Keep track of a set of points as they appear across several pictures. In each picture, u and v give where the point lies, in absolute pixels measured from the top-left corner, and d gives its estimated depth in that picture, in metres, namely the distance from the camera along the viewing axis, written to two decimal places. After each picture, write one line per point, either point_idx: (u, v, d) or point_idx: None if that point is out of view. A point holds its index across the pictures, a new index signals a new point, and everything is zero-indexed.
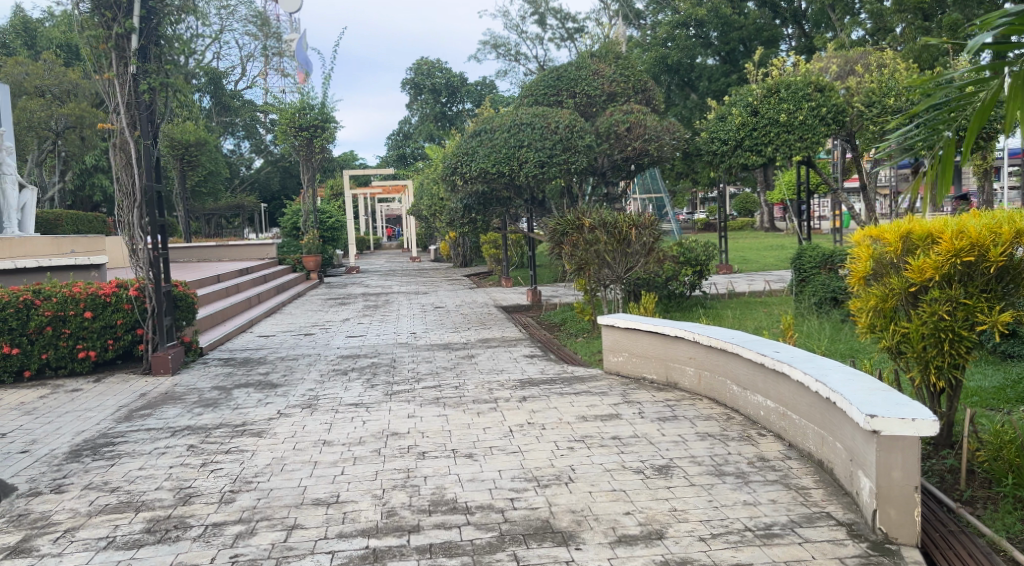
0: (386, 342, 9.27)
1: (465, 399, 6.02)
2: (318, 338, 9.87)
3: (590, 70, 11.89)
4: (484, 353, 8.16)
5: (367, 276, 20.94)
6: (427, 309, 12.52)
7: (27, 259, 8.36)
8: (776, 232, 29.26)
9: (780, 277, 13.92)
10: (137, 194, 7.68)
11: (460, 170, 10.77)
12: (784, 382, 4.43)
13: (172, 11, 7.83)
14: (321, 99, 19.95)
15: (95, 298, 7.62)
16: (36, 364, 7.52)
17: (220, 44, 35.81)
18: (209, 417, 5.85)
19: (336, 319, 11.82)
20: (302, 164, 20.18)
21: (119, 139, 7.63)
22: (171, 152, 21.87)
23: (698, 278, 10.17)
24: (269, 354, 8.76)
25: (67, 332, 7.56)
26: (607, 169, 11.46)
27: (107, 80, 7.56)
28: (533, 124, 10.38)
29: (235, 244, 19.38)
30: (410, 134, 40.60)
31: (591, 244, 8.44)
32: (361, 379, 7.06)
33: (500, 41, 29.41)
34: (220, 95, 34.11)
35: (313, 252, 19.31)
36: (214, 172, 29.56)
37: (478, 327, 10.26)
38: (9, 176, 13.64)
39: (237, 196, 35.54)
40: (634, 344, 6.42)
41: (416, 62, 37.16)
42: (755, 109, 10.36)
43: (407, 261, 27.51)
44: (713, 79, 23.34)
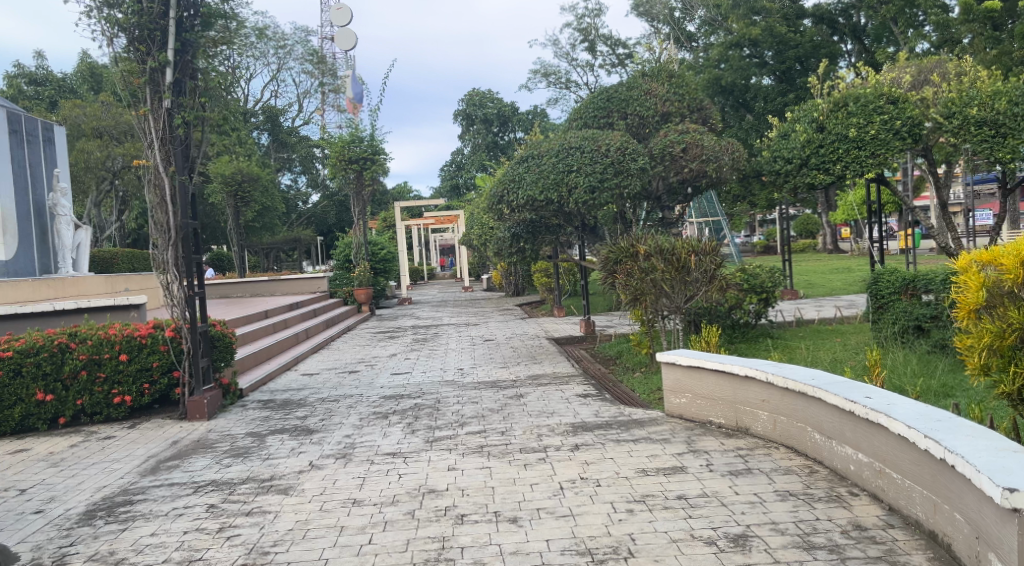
0: (431, 380, 8.79)
1: (512, 448, 5.47)
2: (362, 376, 9.46)
3: (642, 90, 11.38)
4: (534, 392, 7.61)
5: (419, 308, 20.66)
6: (477, 343, 12.05)
7: (65, 300, 8.16)
8: (843, 254, 28.06)
9: (852, 303, 13.05)
10: (172, 231, 7.39)
11: (507, 198, 10.36)
12: (880, 435, 3.84)
13: (208, 43, 7.57)
14: (370, 131, 19.87)
15: (131, 340, 7.35)
16: (71, 411, 7.25)
17: (277, 82, 36.54)
18: (237, 470, 5.44)
19: (383, 355, 11.43)
20: (352, 196, 20.06)
21: (153, 176, 7.35)
22: (225, 188, 22.06)
23: (764, 307, 9.48)
24: (310, 395, 8.37)
25: (102, 376, 7.28)
26: (662, 192, 10.95)
27: (141, 116, 7.30)
28: (583, 147, 9.91)
29: (288, 278, 19.37)
30: (463, 164, 40.57)
31: (647, 272, 7.86)
32: (401, 424, 6.58)
33: (550, 69, 29.14)
34: (277, 132, 34.65)
35: (364, 285, 19.11)
36: (270, 207, 29.88)
37: (529, 362, 9.74)
38: (64, 217, 13.66)
39: (294, 231, 35.89)
40: (699, 385, 5.81)
41: (468, 93, 37.26)
42: (821, 125, 9.74)
43: (460, 291, 27.19)
44: (769, 98, 22.45)
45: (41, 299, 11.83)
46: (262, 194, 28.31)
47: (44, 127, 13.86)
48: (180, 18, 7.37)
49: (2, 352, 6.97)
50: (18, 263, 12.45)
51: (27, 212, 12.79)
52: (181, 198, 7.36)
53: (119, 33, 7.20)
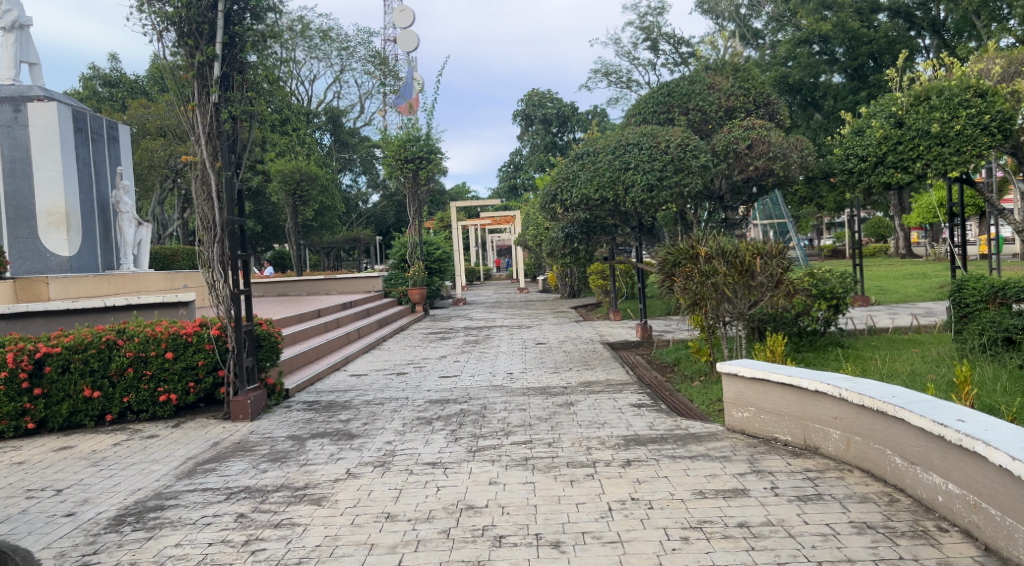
0: (480, 385, 8.50)
1: (559, 463, 5.14)
2: (410, 379, 9.23)
3: (705, 84, 10.92)
4: (586, 400, 7.26)
5: (473, 309, 20.44)
6: (528, 346, 11.73)
7: (115, 297, 8.12)
8: (917, 258, 26.81)
9: (928, 311, 12.28)
10: (218, 228, 7.26)
11: (561, 197, 10.04)
12: (975, 464, 3.56)
13: (257, 37, 7.39)
14: (426, 130, 19.73)
15: (177, 338, 7.23)
16: (118, 408, 7.16)
17: (340, 83, 36.88)
18: (272, 476, 5.20)
19: (433, 356, 11.21)
20: (408, 196, 19.98)
21: (200, 170, 7.23)
22: (284, 187, 22.24)
23: (834, 314, 8.93)
24: (357, 397, 8.20)
25: (148, 373, 7.16)
26: (725, 192, 10.46)
27: (189, 110, 7.17)
28: (641, 144, 9.51)
29: (344, 277, 19.39)
30: (521, 165, 40.31)
31: (708, 276, 7.41)
32: (445, 431, 6.29)
33: (611, 68, 28.63)
34: (339, 132, 34.94)
35: (419, 285, 18.97)
36: (329, 205, 30.11)
37: (581, 367, 9.38)
38: (127, 214, 13.75)
39: (353, 230, 36.10)
40: (763, 398, 5.38)
41: (528, 93, 36.95)
42: (900, 121, 9.22)
43: (515, 292, 26.92)
44: (840, 96, 21.51)
45: (101, 294, 11.94)
46: (321, 193, 28.54)
47: (109, 126, 13.80)
48: (228, 11, 7.22)
49: (50, 348, 6.91)
50: (82, 260, 12.57)
51: (91, 209, 12.90)
52: (227, 194, 7.24)
53: (168, 27, 7.06)
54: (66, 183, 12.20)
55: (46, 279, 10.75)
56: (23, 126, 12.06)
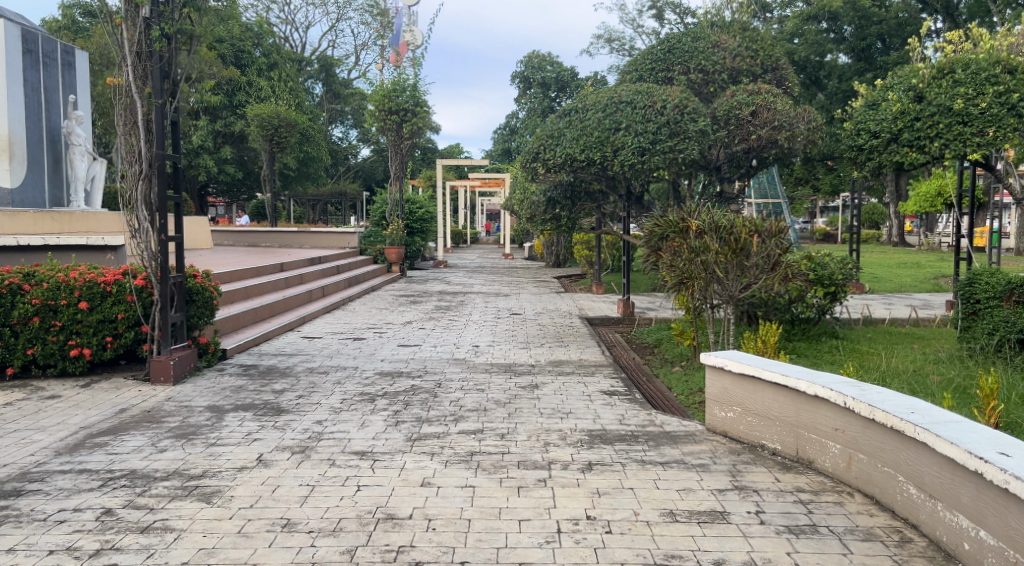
0: (439, 357, 7.70)
1: (508, 462, 4.35)
2: (366, 345, 8.41)
3: (709, 42, 10.02)
4: (552, 384, 6.48)
5: (453, 272, 19.59)
6: (502, 316, 10.92)
7: (31, 236, 7.38)
8: (910, 247, 26.12)
9: (926, 303, 11.54)
10: (143, 164, 6.45)
11: (544, 157, 9.22)
12: (1020, 512, 2.81)
13: None
14: (414, 81, 18.66)
15: (93, 286, 6.49)
16: (20, 361, 6.47)
17: (336, 32, 35.56)
18: (167, 458, 4.38)
19: (397, 321, 10.38)
20: (391, 150, 18.96)
21: (125, 95, 6.43)
22: (262, 133, 21.14)
23: (830, 302, 8.12)
24: (301, 363, 7.39)
25: (57, 324, 6.45)
26: (722, 163, 9.58)
27: (115, 25, 6.34)
28: (634, 102, 8.65)
29: (319, 231, 18.46)
30: (516, 128, 39.10)
31: (696, 254, 6.58)
32: (386, 412, 5.49)
33: (614, 35, 27.53)
34: (331, 82, 33.63)
35: (397, 244, 18.03)
36: (315, 156, 28.97)
37: (553, 344, 8.56)
38: (78, 147, 12.65)
39: (339, 183, 34.96)
40: (750, 397, 4.59)
41: (527, 54, 35.65)
42: (920, 94, 8.33)
43: (499, 257, 26.03)
44: (844, 77, 20.47)
45: (42, 232, 11.06)
46: (302, 143, 27.45)
47: (63, 50, 12.68)
48: None
49: None
50: (25, 194, 11.67)
51: (36, 139, 11.88)
52: (156, 125, 6.43)
53: None
54: (11, 111, 11.24)
55: None
56: None
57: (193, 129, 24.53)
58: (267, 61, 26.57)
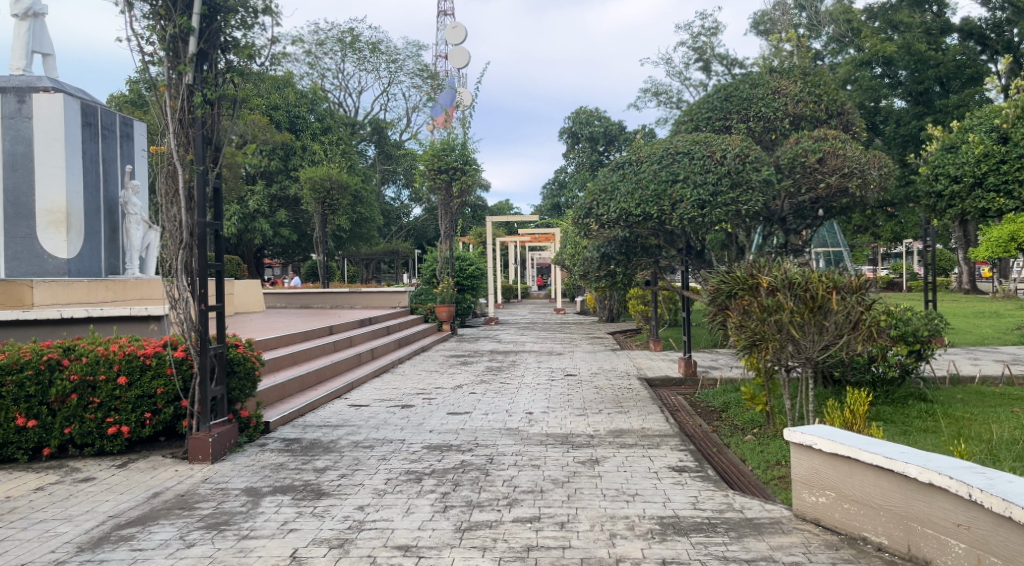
0: (491, 427, 7.19)
1: (570, 561, 3.84)
2: (415, 413, 7.97)
3: (768, 88, 9.58)
4: (616, 458, 5.94)
5: (505, 330, 19.15)
6: (557, 378, 10.40)
7: (75, 308, 7.25)
8: (982, 295, 24.85)
9: (1016, 358, 10.64)
10: (184, 232, 6.22)
11: (598, 212, 8.82)
12: None
13: (241, 10, 6.38)
14: (463, 140, 18.57)
15: (132, 360, 6.29)
16: (57, 441, 6.24)
17: (388, 96, 36.19)
18: (193, 556, 4.01)
19: (447, 386, 9.93)
20: (441, 208, 18.82)
21: (167, 164, 6.24)
22: (313, 195, 21.26)
23: (915, 360, 7.44)
24: (346, 435, 6.99)
25: (96, 401, 6.24)
26: (787, 213, 9.04)
27: (159, 93, 6.21)
28: (692, 153, 8.25)
29: (369, 291, 18.28)
30: (565, 183, 38.97)
31: (768, 313, 6.01)
32: (434, 494, 5.02)
33: (661, 88, 27.33)
34: (383, 144, 34.09)
35: (447, 302, 17.72)
36: (367, 217, 29.15)
37: (612, 410, 7.99)
38: (135, 216, 12.71)
39: (392, 242, 35.12)
40: (848, 480, 4.00)
41: (575, 110, 35.68)
42: (1005, 136, 8.01)
43: (551, 313, 25.56)
44: (902, 121, 19.52)
45: (96, 301, 11.06)
46: (353, 204, 27.67)
47: (122, 122, 12.86)
48: None
49: None
50: (82, 264, 11.61)
51: (94, 210, 11.94)
52: (197, 193, 6.22)
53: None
54: (68, 180, 11.29)
55: (31, 283, 10.01)
56: (26, 118, 11.17)
57: (248, 193, 24.85)
58: (321, 125, 27.04)
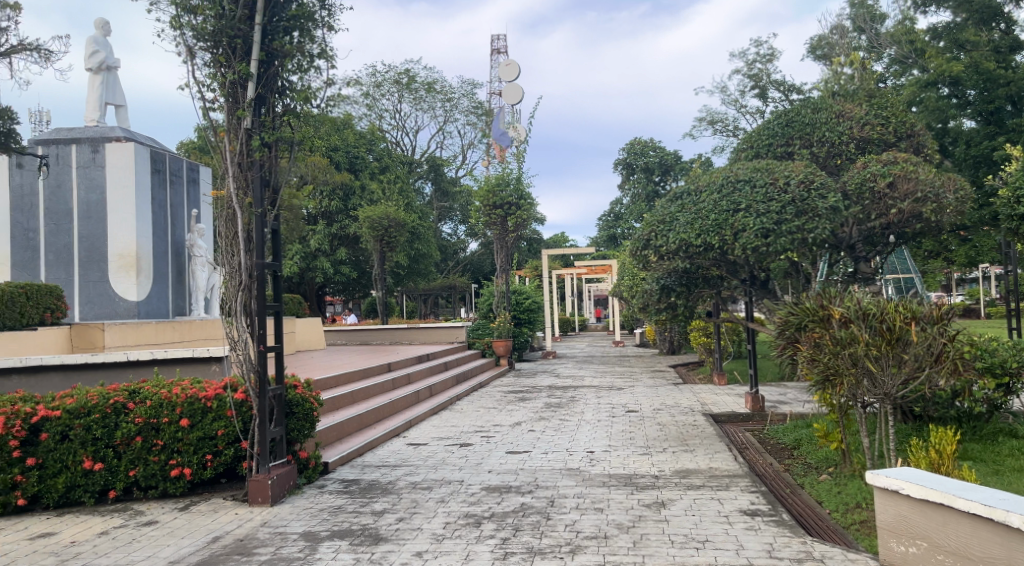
0: (551, 467, 6.99)
1: None
2: (474, 452, 7.83)
3: (833, 110, 9.40)
4: (683, 500, 5.69)
5: (564, 365, 18.90)
6: (618, 414, 10.13)
7: (140, 350, 7.34)
8: None
9: None
10: (243, 273, 6.26)
11: (657, 244, 8.62)
12: None
13: (298, 55, 6.49)
14: (518, 174, 18.56)
15: (194, 402, 6.32)
16: (123, 484, 6.29)
17: (443, 134, 36.66)
18: None
19: (506, 423, 9.77)
20: (497, 243, 18.81)
21: (226, 207, 6.31)
22: (372, 234, 21.52)
23: (1004, 394, 6.98)
24: (405, 476, 6.88)
25: (159, 444, 6.28)
26: (856, 241, 8.71)
27: (218, 138, 6.30)
28: (753, 181, 8.06)
29: (427, 326, 18.28)
30: (622, 215, 38.72)
31: (841, 347, 5.72)
32: (494, 540, 4.86)
33: (717, 116, 27.00)
34: (440, 181, 34.45)
35: (504, 337, 17.60)
36: (425, 253, 29.37)
37: (678, 448, 7.70)
38: (201, 258, 13.01)
39: (449, 277, 35.31)
40: (940, 529, 3.71)
41: (629, 141, 35.55)
42: None
43: (610, 346, 25.20)
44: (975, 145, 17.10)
45: (164, 342, 11.27)
46: (410, 241, 27.93)
47: (189, 167, 13.24)
48: (266, 23, 6.38)
49: (51, 411, 6.16)
50: (151, 305, 11.85)
51: (163, 253, 12.25)
52: (256, 234, 6.26)
53: (202, 47, 6.25)
54: (139, 225, 11.61)
55: (102, 326, 10.30)
56: (100, 166, 11.59)
57: (310, 232, 25.34)
58: (379, 165, 27.51)
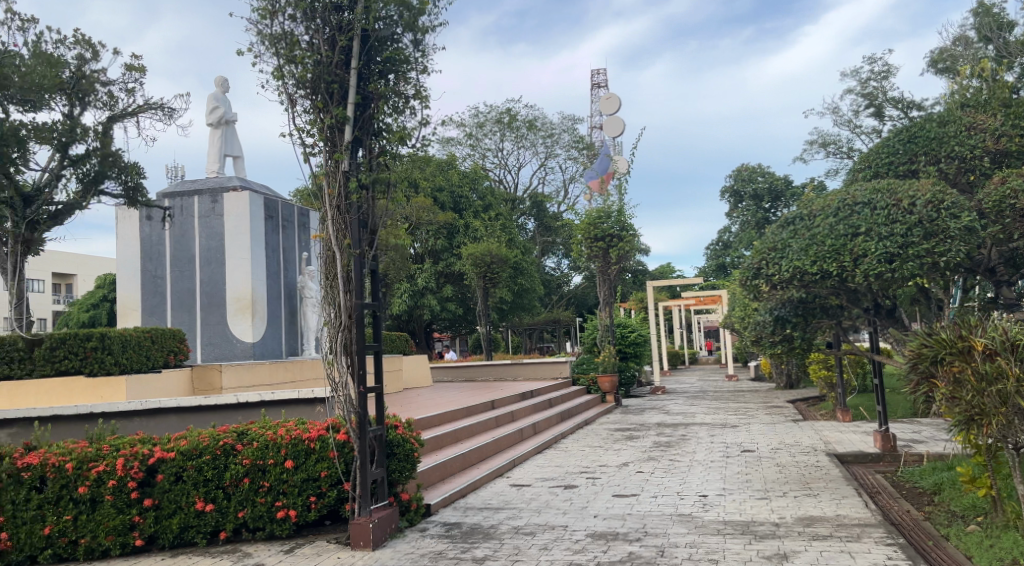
0: (661, 512, 6.60)
1: None
2: (579, 495, 7.53)
3: (962, 124, 8.93)
4: (809, 553, 5.21)
5: (673, 400, 18.27)
6: (732, 454, 9.59)
7: (248, 392, 7.48)
8: None
9: None
10: (343, 314, 6.27)
11: (768, 273, 8.12)
12: None
13: (393, 96, 6.56)
14: (619, 206, 18.24)
15: (298, 443, 6.36)
16: (232, 525, 6.35)
17: (545, 169, 36.79)
18: None
19: (613, 463, 9.39)
20: (600, 277, 18.50)
21: (326, 249, 6.36)
22: (474, 270, 21.64)
23: None
24: (508, 520, 6.66)
25: (266, 485, 6.33)
26: (995, 262, 7.99)
27: (317, 182, 6.38)
28: (873, 202, 7.51)
29: (531, 362, 18.10)
30: (730, 243, 37.59)
31: (986, 383, 5.16)
32: None
33: (830, 138, 25.87)
34: (542, 216, 34.49)
35: (610, 372, 17.15)
36: (529, 289, 29.33)
37: (799, 492, 7.15)
38: (312, 300, 13.35)
39: (554, 311, 35.15)
40: None
41: (736, 168, 34.57)
42: None
43: (722, 380, 24.28)
44: None
45: (276, 382, 11.56)
46: (513, 276, 27.99)
47: (300, 212, 13.67)
48: (361, 67, 6.47)
49: (166, 453, 6.32)
50: (266, 346, 12.21)
51: (277, 295, 12.63)
52: (355, 275, 6.27)
53: (301, 94, 6.37)
54: (253, 269, 12.03)
55: (219, 368, 10.66)
56: (219, 215, 12.12)
57: (417, 270, 25.78)
58: (482, 203, 27.78)
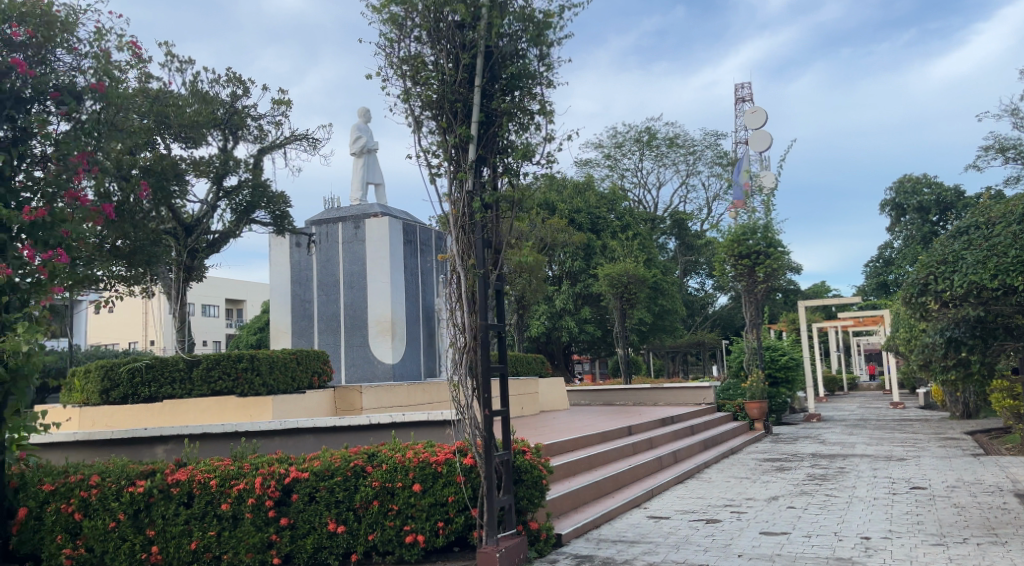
0: (816, 554, 5.95)
1: None
2: (723, 530, 6.96)
3: None
4: None
5: (829, 429, 16.97)
6: (899, 491, 8.64)
7: (380, 414, 7.49)
8: None
9: None
10: (469, 335, 6.10)
11: None
12: None
13: (518, 112, 6.36)
14: (766, 221, 17.26)
15: (425, 467, 6.25)
16: (362, 547, 6.26)
17: (686, 187, 35.84)
18: None
19: (761, 497, 8.69)
20: (745, 296, 17.58)
21: (451, 270, 6.23)
22: (612, 291, 21.17)
23: None
24: (644, 555, 6.22)
25: (395, 508, 6.23)
26: None
27: (442, 203, 6.28)
28: None
29: (672, 387, 17.39)
30: (892, 259, 34.95)
31: None
32: None
33: (1007, 142, 23.55)
34: (684, 236, 33.49)
35: (757, 398, 16.07)
36: (670, 310, 28.41)
37: (983, 538, 6.26)
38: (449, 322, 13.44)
39: (697, 333, 33.97)
40: None
41: (898, 179, 32.21)
42: None
43: (886, 407, 22.40)
44: None
45: (413, 405, 11.64)
46: (652, 297, 27.27)
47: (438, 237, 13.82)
48: (484, 85, 6.32)
49: (299, 473, 6.37)
50: (405, 368, 12.35)
51: (415, 318, 12.78)
52: (480, 295, 6.09)
53: (426, 116, 6.31)
54: (393, 292, 12.24)
55: (360, 388, 10.84)
56: (361, 241, 12.45)
57: (555, 292, 25.65)
58: (620, 223, 27.21)
